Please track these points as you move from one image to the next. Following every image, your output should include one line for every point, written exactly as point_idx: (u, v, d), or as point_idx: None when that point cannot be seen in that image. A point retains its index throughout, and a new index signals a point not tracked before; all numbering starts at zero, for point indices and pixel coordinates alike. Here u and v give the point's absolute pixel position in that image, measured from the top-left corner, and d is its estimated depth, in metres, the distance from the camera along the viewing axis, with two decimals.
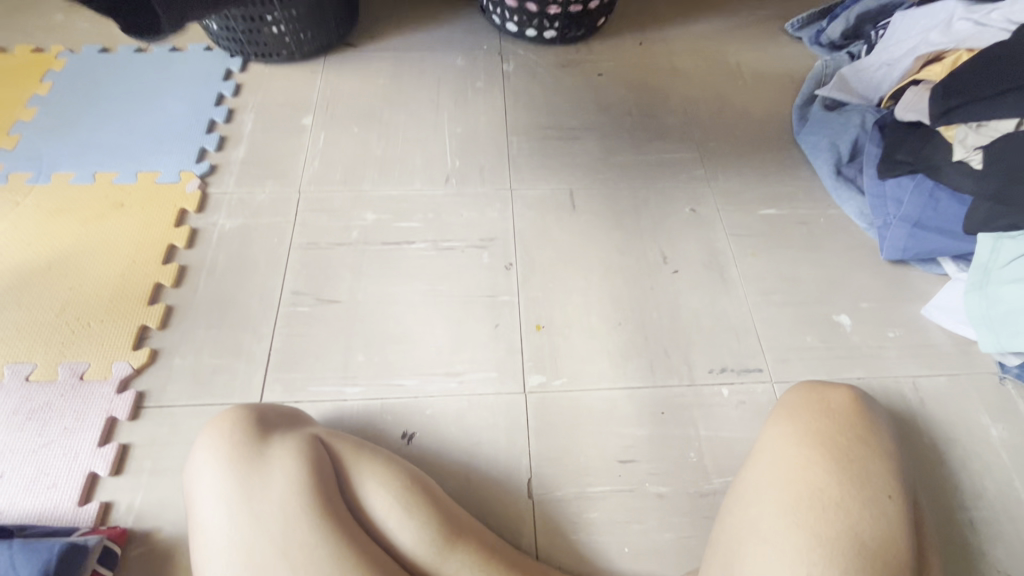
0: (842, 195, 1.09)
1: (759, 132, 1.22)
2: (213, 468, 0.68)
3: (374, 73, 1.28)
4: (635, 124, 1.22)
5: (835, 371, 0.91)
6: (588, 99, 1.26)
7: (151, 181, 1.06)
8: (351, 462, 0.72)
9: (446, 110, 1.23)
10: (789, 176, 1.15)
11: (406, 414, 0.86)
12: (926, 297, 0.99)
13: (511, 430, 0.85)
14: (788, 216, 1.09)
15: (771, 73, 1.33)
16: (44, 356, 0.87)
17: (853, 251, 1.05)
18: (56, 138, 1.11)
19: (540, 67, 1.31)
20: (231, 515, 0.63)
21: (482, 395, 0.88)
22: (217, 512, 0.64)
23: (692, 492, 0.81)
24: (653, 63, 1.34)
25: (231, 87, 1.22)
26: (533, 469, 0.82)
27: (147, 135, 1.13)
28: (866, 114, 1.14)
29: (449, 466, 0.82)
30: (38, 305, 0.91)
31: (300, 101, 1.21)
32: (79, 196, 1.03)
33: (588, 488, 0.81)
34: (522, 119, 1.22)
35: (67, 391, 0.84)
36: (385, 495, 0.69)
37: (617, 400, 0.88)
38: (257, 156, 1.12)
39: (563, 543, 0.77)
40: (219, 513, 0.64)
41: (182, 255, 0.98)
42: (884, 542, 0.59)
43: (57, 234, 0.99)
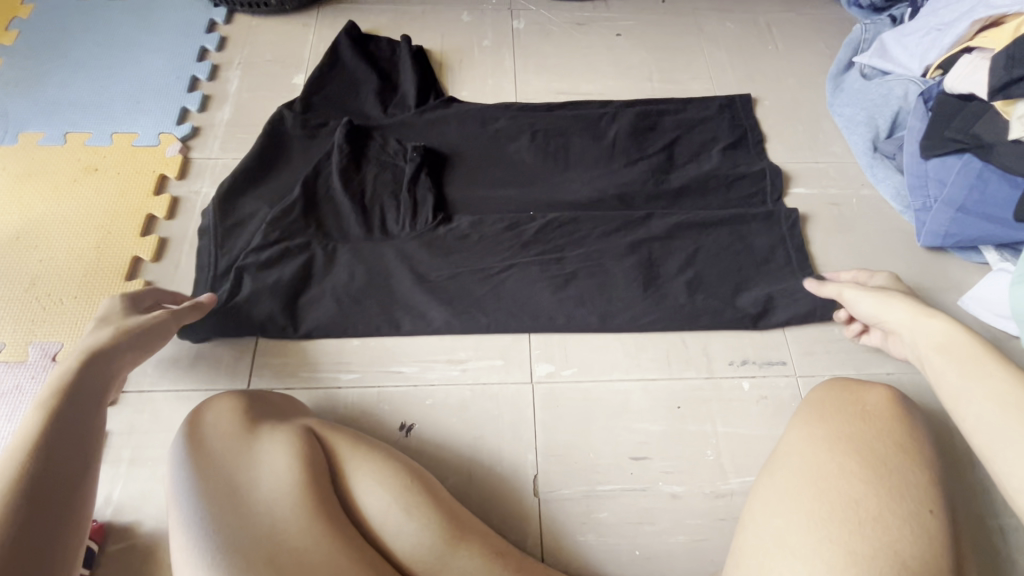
0: (879, 173, 1.02)
1: (789, 103, 1.13)
2: (195, 460, 0.62)
3: (372, 27, 1.16)
4: (656, 91, 1.12)
5: (864, 365, 0.85)
6: (606, 63, 1.16)
7: (128, 143, 0.97)
8: (347, 457, 0.67)
9: (450, 70, 1.12)
10: (821, 152, 1.07)
11: (405, 404, 0.80)
12: (964, 287, 0.92)
13: (516, 423, 0.80)
14: (819, 196, 1.01)
15: (805, 38, 1.23)
16: (13, 335, 0.80)
17: (887, 236, 0.97)
18: (23, 94, 1.02)
19: (553, 25, 1.21)
20: (214, 515, 0.56)
21: (486, 385, 0.82)
22: (198, 509, 0.57)
23: (707, 492, 0.76)
24: (677, 24, 1.23)
25: (215, 41, 1.12)
26: (539, 466, 0.77)
27: (122, 92, 1.03)
28: (910, 85, 1.05)
29: (451, 462, 0.77)
30: (6, 279, 0.84)
31: (291, 58, 1.11)
32: (49, 159, 0.95)
33: (597, 487, 0.76)
34: (534, 83, 1.12)
35: (38, 373, 0.78)
36: (382, 495, 0.63)
37: (631, 393, 0.83)
38: (243, 118, 1.02)
39: (569, 545, 0.73)
40: (200, 512, 0.57)
41: (162, 226, 0.90)
42: (927, 561, 0.55)
43: (25, 201, 0.91)
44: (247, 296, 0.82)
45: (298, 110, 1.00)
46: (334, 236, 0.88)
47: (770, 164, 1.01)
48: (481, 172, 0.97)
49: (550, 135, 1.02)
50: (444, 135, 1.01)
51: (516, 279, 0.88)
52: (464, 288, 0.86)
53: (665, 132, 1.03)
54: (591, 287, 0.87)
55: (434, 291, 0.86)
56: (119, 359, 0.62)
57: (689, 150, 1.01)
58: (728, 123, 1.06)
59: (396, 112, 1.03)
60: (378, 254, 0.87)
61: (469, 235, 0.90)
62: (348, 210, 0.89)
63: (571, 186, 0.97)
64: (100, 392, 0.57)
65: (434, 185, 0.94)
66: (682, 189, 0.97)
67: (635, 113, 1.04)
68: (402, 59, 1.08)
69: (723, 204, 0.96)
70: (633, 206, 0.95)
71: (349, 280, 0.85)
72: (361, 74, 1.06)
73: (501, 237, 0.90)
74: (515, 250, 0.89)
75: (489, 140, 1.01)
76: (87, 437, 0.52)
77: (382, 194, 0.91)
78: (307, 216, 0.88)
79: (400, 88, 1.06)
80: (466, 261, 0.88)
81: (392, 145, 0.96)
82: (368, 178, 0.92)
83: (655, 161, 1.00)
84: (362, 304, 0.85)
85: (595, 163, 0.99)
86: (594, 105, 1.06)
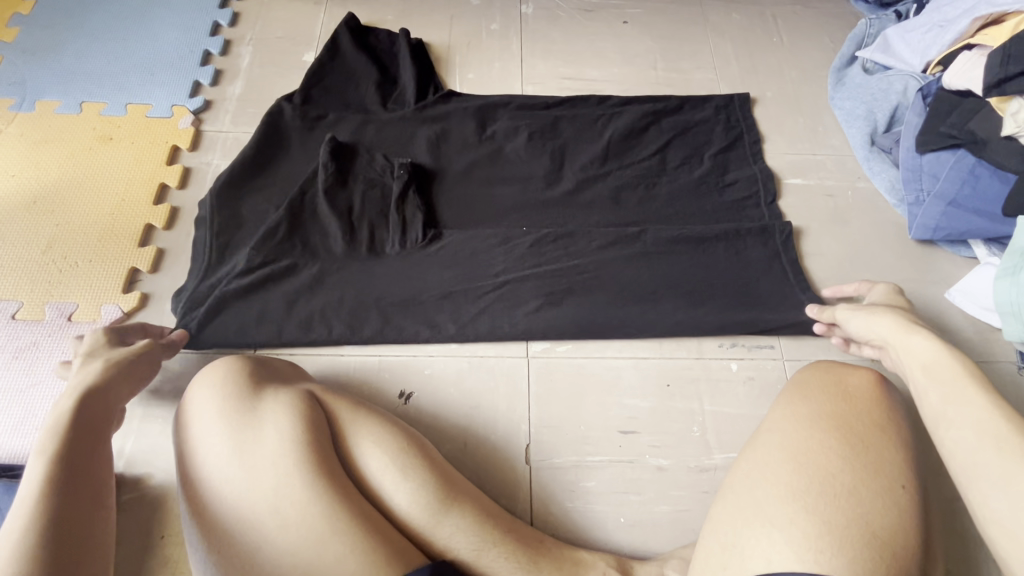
0: (875, 167, 1.04)
1: (791, 95, 1.14)
2: (208, 418, 0.64)
3: (382, 7, 1.18)
4: (661, 79, 1.14)
5: (850, 352, 0.88)
6: (612, 50, 1.17)
7: (142, 114, 1.00)
8: (347, 420, 0.69)
9: (457, 52, 1.14)
10: (820, 144, 1.09)
11: (405, 372, 0.84)
12: (951, 281, 0.95)
13: (511, 396, 0.83)
14: (815, 188, 1.04)
15: (810, 31, 1.24)
16: (31, 294, 0.83)
17: (880, 229, 1.00)
18: (40, 63, 1.04)
19: (561, 10, 1.22)
20: (227, 473, 0.60)
21: (483, 357, 0.85)
22: (217, 464, 0.61)
23: (692, 465, 0.80)
24: (683, 13, 1.24)
25: (228, 16, 1.14)
26: (531, 436, 0.81)
27: (136, 63, 1.05)
28: (910, 80, 1.06)
29: (448, 430, 0.80)
30: (25, 242, 0.87)
31: (301, 35, 1.13)
32: (65, 127, 0.97)
33: (587, 458, 0.80)
34: (539, 67, 1.14)
35: (55, 332, 0.81)
36: (380, 455, 0.66)
37: (623, 370, 0.86)
38: (254, 93, 1.05)
39: (557, 512, 0.76)
40: (218, 467, 0.61)
41: (174, 196, 0.93)
42: (895, 532, 0.57)
43: (42, 166, 0.93)
44: (246, 335, 0.82)
45: (297, 103, 1.01)
46: (319, 256, 0.86)
47: (764, 167, 1.03)
48: (477, 171, 0.98)
49: (546, 135, 1.03)
50: (443, 132, 1.01)
51: (508, 297, 0.87)
52: (459, 307, 0.86)
53: (662, 132, 1.05)
54: (586, 303, 0.87)
55: (423, 310, 0.86)
56: (107, 418, 0.58)
57: (686, 150, 1.03)
58: (724, 124, 1.07)
59: (395, 108, 1.02)
60: (372, 273, 0.86)
61: (463, 249, 0.89)
62: (336, 231, 0.88)
63: (565, 185, 0.98)
64: (96, 466, 0.53)
65: (423, 200, 0.93)
66: (675, 192, 0.99)
67: (636, 112, 1.06)
68: (402, 52, 1.08)
69: (721, 203, 0.98)
70: (627, 209, 0.96)
71: (342, 300, 0.84)
72: (359, 69, 1.05)
73: (495, 249, 0.90)
74: (509, 261, 0.89)
75: (486, 141, 1.01)
76: (85, 532, 0.48)
77: (370, 210, 0.90)
78: (291, 237, 0.87)
79: (399, 83, 1.06)
80: (457, 279, 0.87)
81: (379, 161, 0.94)
82: (356, 196, 0.91)
83: (651, 162, 1.02)
84: (356, 326, 0.84)
85: (591, 161, 1.01)
86: (593, 105, 1.07)
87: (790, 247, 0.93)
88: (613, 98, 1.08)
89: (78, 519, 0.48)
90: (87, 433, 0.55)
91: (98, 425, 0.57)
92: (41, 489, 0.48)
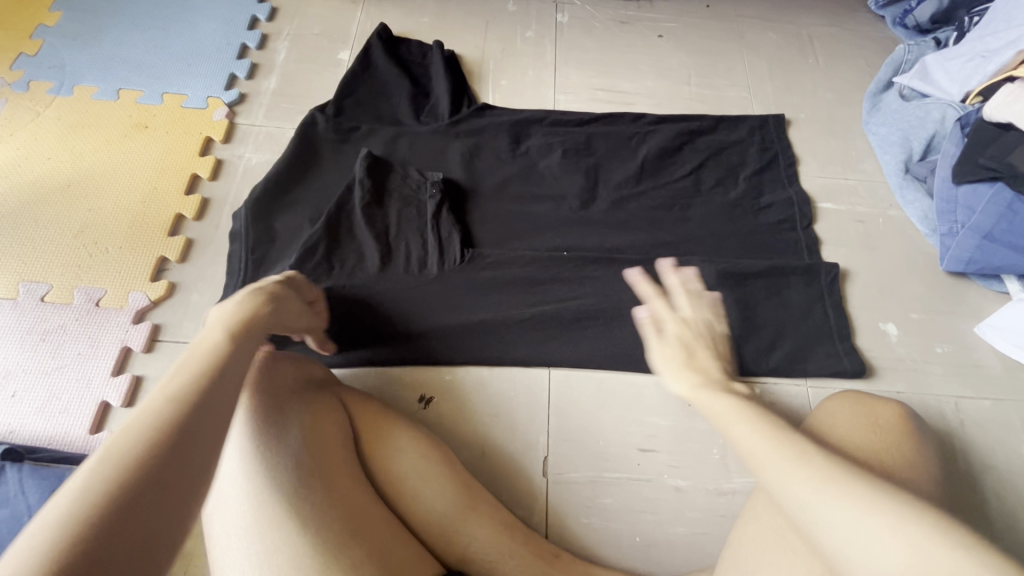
0: (908, 196, 1.02)
1: (825, 117, 1.13)
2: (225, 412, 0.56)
3: (419, 9, 1.18)
4: (693, 95, 1.13)
5: (875, 383, 0.88)
6: (646, 63, 1.16)
7: (177, 104, 1.00)
8: (373, 426, 0.67)
9: (492, 58, 1.14)
10: (852, 168, 1.08)
11: (426, 376, 0.84)
12: (981, 315, 0.94)
13: (531, 406, 0.83)
14: (845, 213, 1.03)
15: (847, 53, 1.22)
16: (60, 278, 0.84)
17: (910, 258, 0.99)
18: (81, 48, 1.05)
19: (596, 21, 1.21)
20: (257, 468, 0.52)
21: (506, 364, 0.85)
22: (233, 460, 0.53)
23: (710, 488, 0.79)
24: (718, 30, 1.23)
25: (266, 11, 1.14)
26: (549, 448, 0.80)
27: (174, 54, 1.06)
28: (948, 109, 1.05)
29: (466, 436, 0.80)
30: (56, 225, 0.88)
31: (337, 33, 1.13)
32: (102, 112, 0.98)
33: (605, 474, 0.79)
34: (574, 77, 1.13)
35: (82, 316, 0.81)
36: (407, 460, 0.65)
37: (645, 387, 0.85)
38: (289, 89, 1.05)
39: (572, 526, 0.75)
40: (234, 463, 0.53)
41: (205, 187, 0.94)
42: None
43: (77, 151, 0.94)
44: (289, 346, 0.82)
45: (331, 113, 1.00)
46: (357, 276, 0.86)
47: (797, 191, 1.03)
48: (511, 187, 0.98)
49: (580, 152, 1.02)
50: (477, 146, 1.01)
51: (549, 329, 0.86)
52: (498, 335, 0.85)
53: (695, 152, 1.05)
54: (620, 336, 0.86)
55: (457, 335, 0.85)
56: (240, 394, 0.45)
57: (716, 173, 1.03)
58: (757, 146, 1.07)
59: (429, 121, 1.02)
60: (408, 292, 0.86)
61: (498, 274, 0.89)
62: (374, 249, 0.87)
63: (600, 206, 0.98)
64: (195, 468, 0.38)
65: (457, 218, 0.93)
66: (707, 215, 0.98)
67: (670, 131, 1.06)
68: (435, 65, 1.07)
69: (751, 228, 0.98)
70: (660, 230, 0.96)
71: (379, 332, 0.84)
72: (392, 80, 1.05)
73: (533, 274, 0.89)
74: (545, 292, 0.88)
75: (520, 157, 1.01)
76: (202, 445, 0.40)
77: (407, 228, 0.90)
78: (330, 256, 0.86)
79: (432, 94, 1.05)
80: (495, 306, 0.87)
81: (413, 176, 0.94)
82: (392, 214, 0.90)
83: (685, 182, 1.01)
84: (394, 351, 0.84)
85: (625, 180, 1.00)
86: (627, 122, 1.07)
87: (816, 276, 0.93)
88: (647, 116, 1.07)
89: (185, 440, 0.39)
90: (205, 415, 0.41)
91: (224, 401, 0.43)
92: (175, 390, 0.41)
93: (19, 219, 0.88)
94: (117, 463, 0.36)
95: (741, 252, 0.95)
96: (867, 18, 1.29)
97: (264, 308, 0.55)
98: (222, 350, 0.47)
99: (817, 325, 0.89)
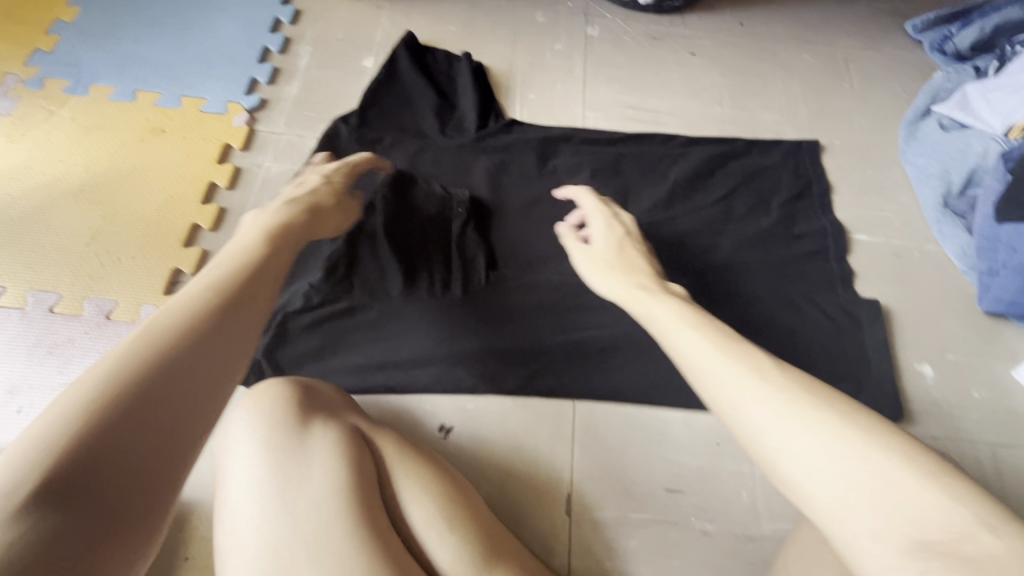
0: (946, 231, 0.99)
1: (860, 144, 1.10)
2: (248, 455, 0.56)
3: (446, 17, 1.15)
4: (726, 116, 1.10)
5: (910, 426, 0.85)
6: (678, 81, 1.13)
7: (196, 108, 0.97)
8: (395, 462, 0.63)
9: (520, 70, 1.10)
10: (886, 199, 1.04)
11: (445, 405, 0.80)
12: (1018, 358, 0.91)
13: (555, 440, 0.79)
14: (880, 246, 1.00)
15: (884, 78, 1.19)
16: (70, 288, 0.81)
17: (947, 295, 0.96)
18: (98, 46, 1.02)
19: (627, 36, 1.18)
20: (269, 510, 0.52)
21: (530, 395, 0.81)
22: (249, 498, 0.53)
23: (738, 533, 0.76)
24: (753, 49, 1.20)
25: (290, 14, 1.11)
26: (573, 486, 0.77)
27: (194, 55, 1.03)
28: (991, 142, 1.01)
29: (486, 469, 0.77)
30: (67, 232, 0.85)
31: (361, 38, 1.10)
32: (118, 114, 0.95)
33: (630, 514, 0.76)
34: (603, 93, 1.10)
35: (92, 329, 0.78)
36: (427, 503, 0.60)
37: (673, 423, 0.82)
38: (311, 96, 1.02)
39: (594, 569, 0.72)
40: (250, 502, 0.53)
41: (223, 196, 0.90)
42: None
43: (92, 153, 0.91)
44: (306, 366, 0.79)
45: (354, 123, 0.97)
46: (376, 296, 0.83)
47: (831, 221, 0.99)
48: (537, 208, 0.95)
49: (609, 173, 0.99)
50: (503, 163, 0.97)
51: (574, 359, 0.83)
52: (521, 364, 0.82)
53: (727, 177, 1.01)
54: (647, 369, 0.84)
55: (476, 364, 0.82)
56: (260, 310, 0.47)
57: (748, 200, 1.00)
58: (790, 173, 1.04)
59: (455, 135, 0.99)
60: (428, 318, 0.84)
61: (524, 298, 0.86)
62: (395, 268, 0.84)
63: None
64: (260, 297, 0.48)
65: (482, 240, 0.90)
66: (740, 244, 0.95)
67: (701, 154, 1.03)
68: (462, 77, 1.04)
69: (785, 259, 0.95)
70: (690, 257, 0.93)
71: (398, 356, 0.81)
72: (417, 90, 1.02)
73: (560, 301, 0.87)
74: (572, 321, 0.86)
75: (547, 176, 0.98)
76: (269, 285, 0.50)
77: (429, 247, 0.87)
78: (350, 275, 0.83)
79: (458, 107, 1.02)
80: (518, 334, 0.84)
81: (437, 193, 0.91)
82: (415, 232, 0.87)
83: (716, 208, 0.98)
84: (414, 378, 0.80)
85: (655, 204, 0.97)
86: (657, 143, 1.03)
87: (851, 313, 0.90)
88: (678, 137, 1.04)
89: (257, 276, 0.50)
90: (268, 268, 0.52)
91: (226, 339, 0.43)
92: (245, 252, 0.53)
93: (29, 224, 0.85)
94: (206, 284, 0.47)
95: (774, 283, 0.92)
96: (904, 42, 1.25)
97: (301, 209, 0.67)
98: (267, 239, 0.57)
99: (851, 365, 0.86)
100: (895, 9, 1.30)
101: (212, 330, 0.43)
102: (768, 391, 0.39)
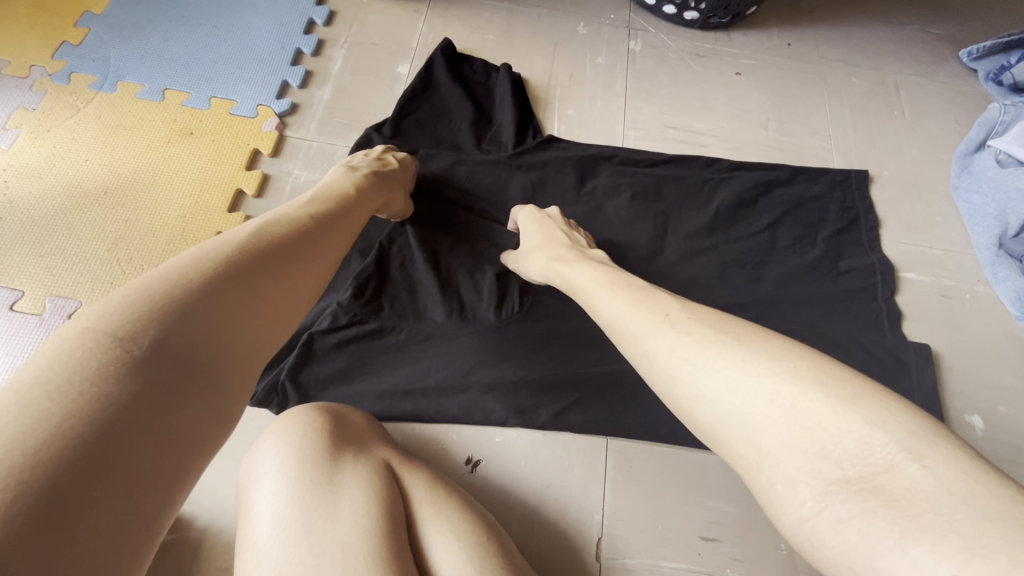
0: (1001, 274, 0.94)
1: (910, 177, 1.06)
2: (273, 494, 0.51)
3: (484, 25, 1.11)
4: (771, 141, 1.06)
5: None
6: (721, 102, 1.09)
7: (225, 110, 0.94)
8: (422, 505, 0.57)
9: (559, 84, 1.06)
10: (937, 237, 1.00)
11: (474, 437, 0.77)
12: None
13: (586, 478, 0.76)
14: (929, 285, 0.95)
15: (936, 107, 1.14)
16: (89, 295, 0.78)
17: (999, 341, 0.91)
18: (127, 41, 0.99)
19: (671, 52, 1.14)
20: (293, 554, 0.47)
21: (562, 429, 0.78)
22: (271, 539, 0.48)
23: None
24: (800, 72, 1.15)
25: (324, 15, 1.07)
26: (604, 530, 0.73)
27: (225, 54, 0.99)
28: None
29: (515, 507, 0.73)
30: (90, 234, 0.82)
31: (396, 43, 1.06)
32: (146, 114, 0.92)
33: (662, 564, 0.72)
34: (644, 111, 1.06)
35: None
36: (456, 551, 0.54)
37: (709, 465, 0.78)
38: (344, 102, 0.98)
39: None
40: (274, 544, 0.48)
41: (250, 204, 0.87)
42: None
43: (117, 153, 0.88)
44: (331, 389, 0.76)
45: (387, 133, 0.94)
46: (407, 318, 0.81)
47: (880, 257, 0.95)
48: None
49: (649, 197, 0.95)
50: (541, 181, 0.94)
51: (609, 392, 0.80)
52: (554, 397, 0.79)
53: (772, 206, 0.97)
54: None
55: (507, 394, 0.78)
56: (310, 267, 0.53)
57: (793, 231, 0.95)
58: (838, 204, 0.99)
59: (491, 150, 0.96)
60: (460, 343, 0.80)
61: (558, 325, 0.83)
62: (427, 288, 0.82)
63: (668, 257, 0.91)
64: (311, 259, 0.54)
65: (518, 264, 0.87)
66: (785, 276, 0.91)
67: (746, 180, 0.98)
68: (500, 88, 1.00)
69: (830, 296, 0.90)
70: (731, 290, 0.89)
71: (428, 383, 0.78)
72: (454, 100, 0.98)
73: (596, 331, 0.83)
74: (607, 352, 0.82)
75: (585, 197, 0.94)
76: (321, 254, 0.56)
77: (461, 268, 0.84)
78: (381, 296, 0.81)
79: (495, 120, 0.99)
80: (553, 363, 0.80)
81: (472, 214, 0.89)
82: (449, 253, 0.85)
83: (760, 238, 0.94)
84: (443, 407, 0.77)
85: (696, 230, 0.93)
86: (700, 166, 0.99)
87: (900, 357, 0.86)
88: (722, 162, 1.00)
89: (312, 242, 0.55)
90: (322, 237, 0.57)
91: (284, 286, 0.49)
92: (308, 215, 0.58)
93: (52, 225, 0.82)
94: (271, 231, 0.52)
95: (819, 321, 0.88)
96: (959, 70, 1.20)
97: (360, 178, 0.72)
98: (326, 206, 0.62)
99: None
100: (952, 33, 1.24)
101: (272, 273, 0.48)
102: (666, 335, 0.47)
